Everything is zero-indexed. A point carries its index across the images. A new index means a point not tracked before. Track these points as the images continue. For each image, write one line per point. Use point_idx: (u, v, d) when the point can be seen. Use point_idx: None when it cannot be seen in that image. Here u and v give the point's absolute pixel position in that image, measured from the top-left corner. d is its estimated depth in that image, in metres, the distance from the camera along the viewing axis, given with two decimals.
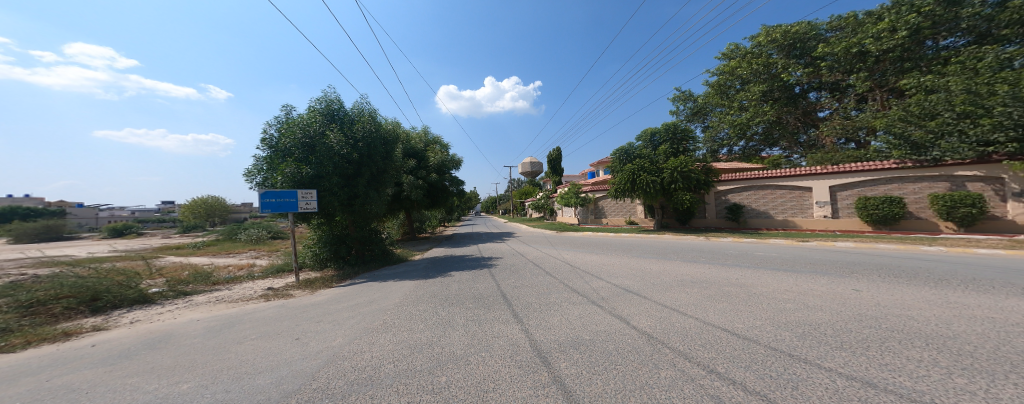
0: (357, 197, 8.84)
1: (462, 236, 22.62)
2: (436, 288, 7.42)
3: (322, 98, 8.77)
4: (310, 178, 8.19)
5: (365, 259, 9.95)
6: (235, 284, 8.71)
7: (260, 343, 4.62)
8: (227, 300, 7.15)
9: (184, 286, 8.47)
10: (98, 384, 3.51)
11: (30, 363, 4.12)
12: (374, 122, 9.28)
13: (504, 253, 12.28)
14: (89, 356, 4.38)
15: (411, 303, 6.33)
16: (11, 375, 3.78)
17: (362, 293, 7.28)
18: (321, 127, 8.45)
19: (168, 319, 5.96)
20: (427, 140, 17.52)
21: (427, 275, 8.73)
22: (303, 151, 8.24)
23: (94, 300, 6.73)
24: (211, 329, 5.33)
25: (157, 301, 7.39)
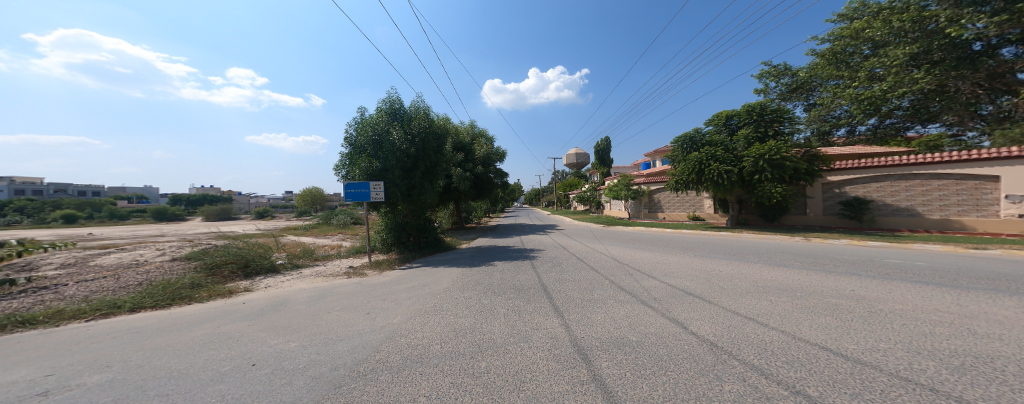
0: (415, 188, 9.61)
1: (506, 227, 23.18)
2: (480, 276, 7.78)
3: (386, 99, 9.61)
4: (378, 171, 9.15)
5: (421, 245, 10.84)
6: (329, 261, 10.32)
7: (342, 313, 5.43)
8: (323, 274, 8.50)
9: (297, 259, 10.39)
10: (243, 335, 4.56)
11: (207, 315, 5.60)
12: (429, 118, 9.91)
13: (546, 246, 12.25)
14: (238, 311, 5.69)
15: (458, 290, 6.74)
16: (196, 322, 5.13)
17: (417, 276, 7.99)
18: (386, 125, 9.29)
19: (287, 287, 7.32)
20: (473, 133, 18.17)
21: (472, 263, 9.21)
22: (372, 148, 9.17)
23: (247, 266, 8.70)
24: (311, 298, 6.42)
25: (284, 270, 9.21)
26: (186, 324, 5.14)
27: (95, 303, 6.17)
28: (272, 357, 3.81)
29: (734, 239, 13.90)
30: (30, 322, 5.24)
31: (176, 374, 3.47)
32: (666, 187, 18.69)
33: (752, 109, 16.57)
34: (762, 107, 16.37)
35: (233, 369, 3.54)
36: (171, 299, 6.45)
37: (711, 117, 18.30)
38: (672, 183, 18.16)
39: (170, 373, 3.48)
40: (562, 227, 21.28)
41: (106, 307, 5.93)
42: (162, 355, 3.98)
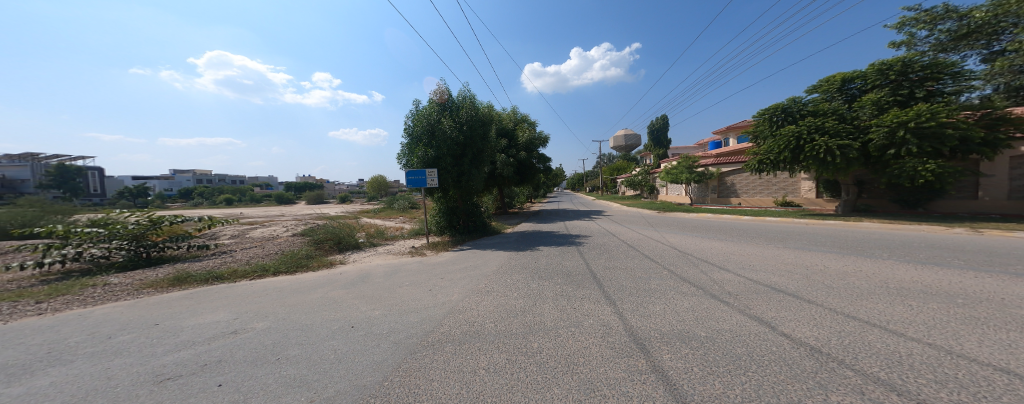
0: (464, 175, 10.08)
1: (551, 212, 23.04)
2: (527, 260, 7.96)
3: (437, 90, 10.06)
4: (432, 159, 9.79)
5: (470, 229, 11.44)
6: (398, 240, 11.58)
7: (410, 288, 6.11)
8: (393, 252, 9.59)
9: (372, 238, 11.89)
10: (342, 301, 5.47)
11: (317, 282, 6.85)
12: (475, 107, 10.19)
13: (594, 232, 11.82)
14: (335, 281, 6.82)
15: (507, 272, 7.01)
16: (308, 288, 6.33)
17: (469, 258, 8.51)
18: (437, 115, 9.78)
19: (371, 262, 8.46)
20: (516, 119, 18.16)
21: (517, 247, 9.43)
22: (426, 137, 9.76)
23: (340, 242, 10.30)
24: (387, 273, 7.33)
25: (364, 247, 10.68)
26: (304, 288, 6.39)
27: (250, 268, 7.94)
28: (364, 321, 4.54)
29: (844, 229, 11.52)
30: (222, 278, 7.20)
31: (303, 328, 4.33)
32: (745, 168, 16.36)
33: (886, 66, 13.00)
34: (906, 63, 12.62)
35: (338, 328, 4.30)
36: (295, 266, 8.03)
37: (819, 81, 14.88)
38: (756, 162, 15.69)
39: (298, 327, 4.39)
40: (612, 213, 20.25)
41: (257, 272, 7.62)
42: (293, 311, 5.03)
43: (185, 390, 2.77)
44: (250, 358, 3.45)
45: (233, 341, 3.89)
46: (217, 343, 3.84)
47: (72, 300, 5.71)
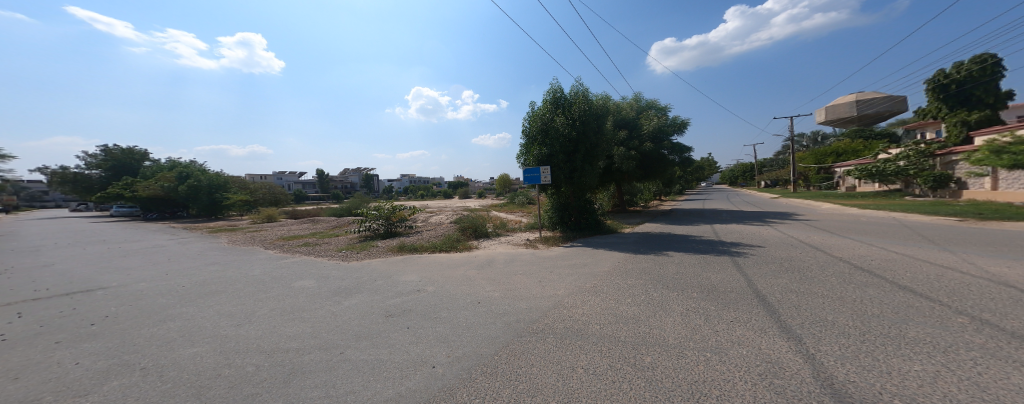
0: (576, 171, 10.01)
1: (686, 212, 19.69)
2: (647, 265, 7.11)
3: (549, 89, 10.26)
4: (545, 157, 10.09)
5: (582, 226, 11.24)
6: (514, 233, 12.58)
7: (523, 277, 6.57)
8: (510, 243, 10.61)
9: (498, 229, 13.39)
10: (476, 280, 6.50)
11: (461, 260, 8.42)
12: (588, 101, 9.94)
13: (751, 241, 9.16)
14: (471, 262, 8.18)
15: (621, 274, 6.47)
16: (455, 265, 7.95)
17: (581, 255, 8.37)
18: (550, 114, 9.98)
19: (498, 249, 9.63)
20: (638, 108, 16.52)
21: (633, 249, 8.60)
22: (540, 136, 10.13)
23: (473, 230, 12.12)
24: (506, 260, 8.20)
25: (489, 237, 12.08)
26: (451, 264, 7.98)
27: (428, 244, 10.70)
28: (488, 300, 5.28)
29: None
30: (417, 249, 10.11)
31: (453, 297, 5.39)
32: None
33: None
34: None
35: (469, 302, 5.17)
36: (449, 246, 10.13)
37: None
38: None
39: (448, 295, 5.57)
40: (783, 217, 15.25)
41: (432, 247, 10.16)
42: (447, 282, 6.40)
43: (393, 325, 4.07)
44: (422, 312, 4.66)
45: (411, 299, 5.34)
46: (403, 298, 5.35)
47: (365, 253, 9.95)
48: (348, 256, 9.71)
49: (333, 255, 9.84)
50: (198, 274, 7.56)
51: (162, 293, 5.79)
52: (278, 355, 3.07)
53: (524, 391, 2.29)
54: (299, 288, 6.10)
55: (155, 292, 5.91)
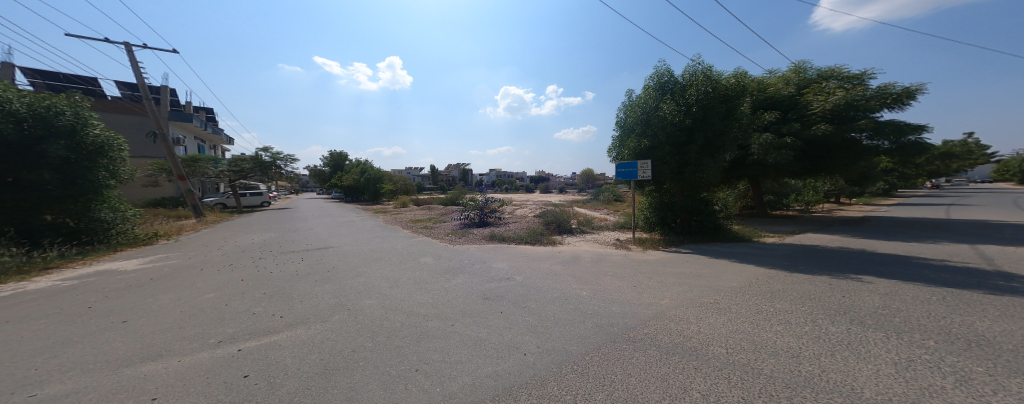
0: (689, 165, 8.70)
1: (843, 221, 15.00)
2: (776, 276, 5.75)
3: (653, 74, 9.22)
4: (646, 150, 9.06)
5: (692, 229, 9.92)
6: (601, 231, 11.95)
7: (614, 279, 6.12)
8: (598, 241, 10.09)
9: (583, 225, 12.88)
10: (564, 276, 6.37)
11: (548, 255, 8.41)
12: (710, 81, 8.57)
13: (961, 265, 6.33)
14: (556, 257, 8.13)
15: (738, 282, 5.45)
16: (542, 258, 8.05)
17: (687, 261, 7.25)
18: (655, 101, 8.90)
19: (581, 248, 9.23)
20: (797, 83, 13.16)
21: (751, 260, 7.10)
22: (640, 127, 9.12)
23: (558, 225, 12.07)
24: (593, 259, 7.84)
25: (575, 233, 11.76)
26: (537, 257, 8.11)
27: (515, 235, 11.14)
28: (575, 297, 5.12)
29: None
30: (506, 238, 10.64)
31: (541, 289, 5.49)
32: None
33: None
34: None
35: (556, 297, 5.13)
36: (534, 239, 10.32)
37: None
38: None
39: (536, 287, 5.66)
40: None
41: (518, 238, 10.56)
42: (535, 274, 6.50)
43: (490, 308, 4.45)
44: (513, 299, 4.93)
45: (503, 285, 5.71)
46: (497, 284, 5.77)
47: (466, 239, 11.09)
48: (460, 240, 11.06)
49: (453, 238, 11.41)
50: (353, 246, 9.94)
51: (354, 255, 8.52)
52: (412, 318, 4.12)
53: (621, 399, 2.12)
54: (411, 267, 7.17)
55: (323, 261, 7.95)
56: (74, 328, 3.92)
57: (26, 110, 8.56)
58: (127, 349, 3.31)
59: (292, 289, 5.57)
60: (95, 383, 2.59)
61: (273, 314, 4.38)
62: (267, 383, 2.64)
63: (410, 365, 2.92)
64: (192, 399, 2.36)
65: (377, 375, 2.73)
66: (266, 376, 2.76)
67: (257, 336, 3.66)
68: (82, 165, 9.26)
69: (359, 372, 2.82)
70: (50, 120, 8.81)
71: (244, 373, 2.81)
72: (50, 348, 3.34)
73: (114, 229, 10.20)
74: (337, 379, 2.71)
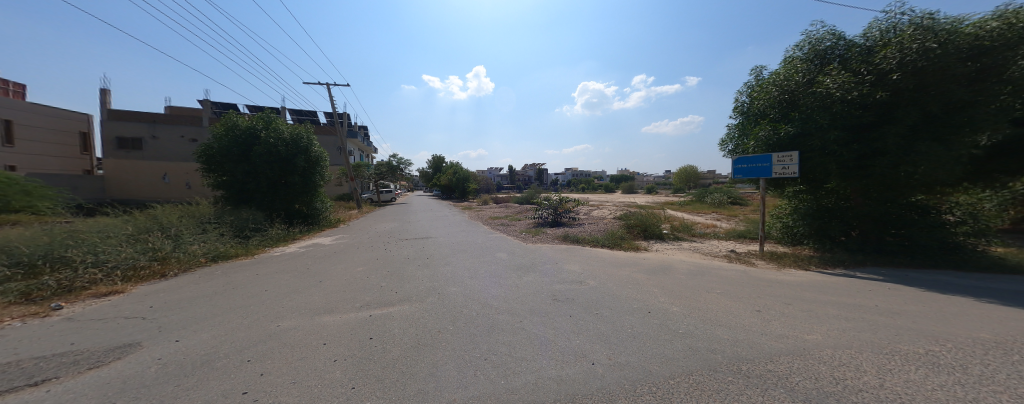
0: (880, 157, 6.06)
1: None
2: (990, 308, 3.84)
3: (804, 42, 7.02)
4: (792, 139, 6.74)
5: (880, 249, 6.79)
6: (707, 240, 10.05)
7: (717, 290, 4.98)
8: (702, 250, 8.08)
9: (680, 231, 11.04)
10: (644, 286, 5.57)
11: (627, 261, 7.58)
12: (928, 33, 5.64)
13: None
14: (640, 265, 7.20)
15: (912, 307, 3.85)
16: (621, 264, 7.29)
17: (868, 292, 4.58)
18: (808, 75, 6.63)
19: (670, 255, 8.01)
20: None
21: (936, 283, 5.01)
22: (780, 112, 7.06)
23: (645, 230, 10.75)
24: (691, 271, 6.18)
25: (667, 240, 10.37)
26: (617, 263, 7.37)
27: (591, 237, 10.51)
28: (662, 313, 4.33)
29: None
30: (578, 240, 10.18)
31: (616, 297, 4.92)
32: None
33: None
34: None
35: (637, 309, 4.46)
36: (613, 242, 9.54)
37: None
38: None
39: (613, 294, 5.07)
40: None
41: (593, 241, 9.94)
42: (613, 281, 5.90)
43: (560, 310, 4.17)
44: (585, 304, 4.51)
45: (577, 288, 5.34)
46: (572, 287, 5.41)
47: (538, 237, 11.06)
48: (533, 237, 11.08)
49: (526, 236, 11.40)
50: (446, 237, 11.01)
51: (443, 246, 9.31)
52: (486, 309, 4.18)
53: None
54: (487, 261, 7.41)
55: (419, 249, 8.90)
56: (295, 282, 5.61)
57: (290, 135, 12.21)
58: (318, 301, 4.55)
59: (403, 271, 6.36)
60: (305, 324, 3.71)
61: (391, 290, 5.10)
62: (383, 346, 3.04)
63: (482, 353, 2.89)
64: (341, 349, 3.01)
65: (454, 356, 2.80)
66: (381, 339, 3.21)
67: (381, 306, 4.28)
68: (314, 171, 12.79)
69: (439, 351, 2.91)
70: (299, 141, 12.33)
71: (371, 335, 3.31)
72: (288, 293, 5.03)
73: (322, 215, 13.75)
74: (422, 356, 2.82)
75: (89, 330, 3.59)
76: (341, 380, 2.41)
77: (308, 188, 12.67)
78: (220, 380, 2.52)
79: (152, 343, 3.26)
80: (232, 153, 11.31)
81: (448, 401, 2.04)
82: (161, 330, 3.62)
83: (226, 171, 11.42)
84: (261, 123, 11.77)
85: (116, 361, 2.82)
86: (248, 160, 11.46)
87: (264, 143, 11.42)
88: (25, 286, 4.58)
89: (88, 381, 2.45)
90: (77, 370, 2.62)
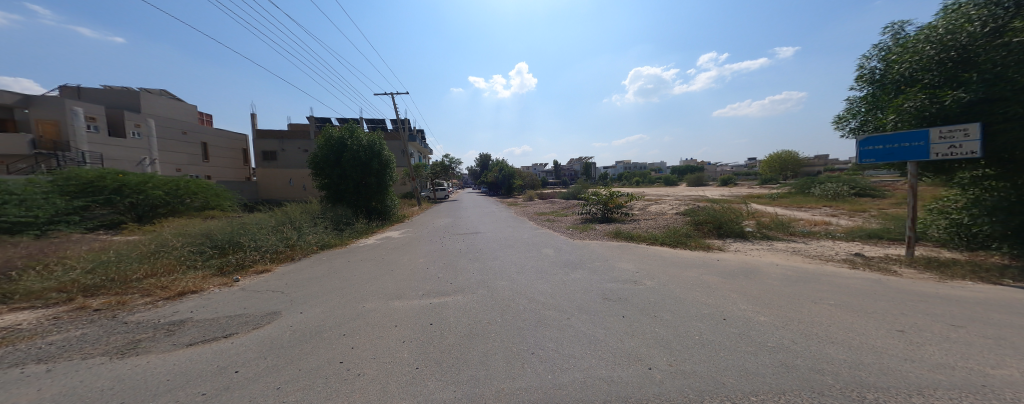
0: None
1: None
2: None
3: None
4: (964, 109, 5.11)
5: None
6: (815, 240, 8.14)
7: (817, 297, 4.01)
8: (806, 253, 6.61)
9: (769, 230, 9.26)
10: (718, 289, 4.77)
11: (694, 261, 6.67)
12: None
13: None
14: (713, 266, 6.21)
15: None
16: (687, 264, 6.42)
17: None
18: (995, 23, 4.99)
19: (756, 256, 6.73)
20: None
21: None
22: (941, 73, 5.43)
23: (719, 228, 9.34)
24: (791, 277, 4.98)
25: (751, 239, 8.82)
26: (681, 263, 6.53)
27: (647, 234, 9.66)
28: (740, 319, 3.56)
29: None
30: (632, 238, 9.41)
31: (679, 299, 4.32)
32: None
33: None
34: None
35: (707, 314, 3.75)
36: (677, 241, 8.52)
37: None
38: None
39: (675, 296, 4.45)
40: None
41: (649, 238, 9.11)
42: (675, 282, 5.22)
43: (611, 310, 3.81)
44: (641, 305, 4.06)
45: (633, 288, 4.84)
46: (628, 287, 4.91)
47: (587, 234, 10.53)
48: (584, 234, 10.53)
49: (575, 232, 10.87)
50: (496, 233, 11.14)
51: (493, 241, 9.41)
52: (533, 305, 4.02)
53: None
54: (536, 256, 7.25)
55: (471, 243, 9.07)
56: (373, 269, 6.33)
57: (368, 142, 13.62)
58: (390, 287, 5.00)
59: (456, 263, 6.63)
60: (380, 306, 4.11)
61: (447, 281, 5.32)
62: (439, 333, 3.15)
63: (527, 347, 2.76)
64: (406, 332, 3.21)
65: (499, 348, 2.73)
66: (437, 326, 3.35)
67: (439, 295, 4.48)
68: (386, 173, 14.14)
69: (488, 342, 2.89)
70: (375, 147, 13.73)
71: (430, 322, 3.46)
72: (370, 278, 5.67)
73: (392, 212, 15.22)
74: (474, 344, 2.84)
75: (253, 297, 4.58)
76: (408, 360, 2.54)
77: (382, 188, 14.10)
78: (317, 347, 2.93)
79: (288, 312, 3.98)
80: (327, 159, 13.09)
81: (496, 390, 1.99)
82: (293, 302, 4.39)
83: (322, 174, 13.30)
84: (345, 131, 13.29)
85: (269, 324, 3.57)
86: (337, 165, 13.17)
87: (351, 150, 13.03)
88: (221, 263, 6.08)
89: (252, 338, 3.18)
90: (248, 328, 3.43)
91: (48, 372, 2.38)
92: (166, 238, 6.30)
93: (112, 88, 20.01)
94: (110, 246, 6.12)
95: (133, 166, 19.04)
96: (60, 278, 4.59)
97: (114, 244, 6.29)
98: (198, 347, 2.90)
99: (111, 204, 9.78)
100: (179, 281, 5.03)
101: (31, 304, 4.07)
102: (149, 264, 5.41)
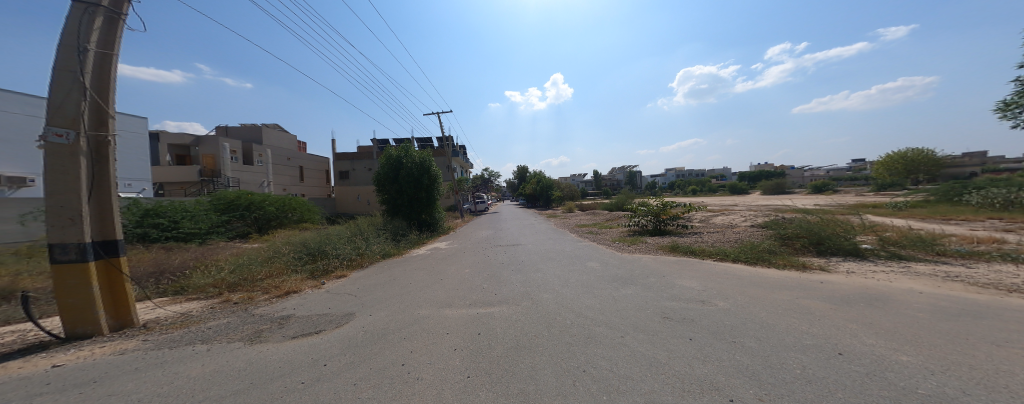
0: None
1: None
2: None
3: None
4: None
5: None
6: (976, 263, 6.26)
7: (996, 338, 3.03)
8: (965, 280, 5.11)
9: (898, 248, 7.44)
10: (824, 317, 3.92)
11: (785, 283, 5.62)
12: None
13: None
14: (816, 289, 5.18)
15: None
16: (779, 285, 5.45)
17: None
18: None
19: (883, 280, 5.38)
20: None
21: None
22: None
23: (820, 244, 7.87)
24: (946, 311, 3.87)
25: (870, 258, 7.16)
26: (766, 283, 5.59)
27: (714, 249, 8.56)
28: (864, 355, 2.85)
29: None
30: (696, 252, 8.44)
31: (765, 325, 3.66)
32: None
33: None
34: None
35: (810, 345, 3.09)
36: (757, 258, 7.36)
37: None
38: None
39: (761, 321, 3.80)
40: None
41: (719, 254, 8.03)
42: (760, 304, 4.46)
43: (673, 330, 3.39)
44: (712, 328, 3.53)
45: (701, 308, 4.26)
46: (695, 306, 4.36)
47: (639, 247, 9.76)
48: (636, 247, 9.76)
49: (628, 245, 10.14)
50: (548, 245, 10.98)
51: (547, 253, 9.26)
52: (582, 320, 3.79)
53: None
54: (591, 269, 6.91)
55: (523, 255, 9.05)
56: (427, 278, 6.69)
57: (419, 158, 14.62)
58: (442, 295, 5.20)
59: (499, 275, 6.65)
60: (433, 313, 4.28)
61: (491, 291, 5.35)
62: (488, 343, 3.12)
63: (579, 364, 2.58)
64: (456, 340, 3.26)
65: (548, 363, 2.59)
66: (489, 335, 3.35)
67: (485, 305, 4.51)
68: (435, 187, 15.01)
69: (536, 355, 2.77)
70: (425, 163, 14.64)
71: (477, 331, 3.48)
72: (424, 286, 6.01)
73: (439, 224, 16.14)
74: (522, 357, 2.75)
75: (335, 299, 5.15)
76: (459, 368, 2.56)
77: (431, 202, 15.05)
78: (384, 348, 3.14)
79: (360, 314, 4.36)
80: (385, 175, 14.39)
81: None
82: (364, 305, 4.82)
83: (383, 190, 14.66)
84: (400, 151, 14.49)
85: (347, 324, 3.96)
86: (394, 181, 14.37)
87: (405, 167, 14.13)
88: (312, 268, 7.00)
89: (336, 335, 3.55)
90: (332, 326, 3.85)
91: (207, 351, 2.95)
92: (278, 246, 7.56)
93: (245, 126, 25.27)
94: (241, 252, 7.53)
95: (257, 188, 23.71)
96: (214, 276, 5.81)
97: (245, 250, 7.76)
98: (300, 340, 3.32)
99: (243, 218, 12.26)
100: (286, 282, 5.93)
101: (198, 296, 5.28)
102: (267, 267, 6.51)
